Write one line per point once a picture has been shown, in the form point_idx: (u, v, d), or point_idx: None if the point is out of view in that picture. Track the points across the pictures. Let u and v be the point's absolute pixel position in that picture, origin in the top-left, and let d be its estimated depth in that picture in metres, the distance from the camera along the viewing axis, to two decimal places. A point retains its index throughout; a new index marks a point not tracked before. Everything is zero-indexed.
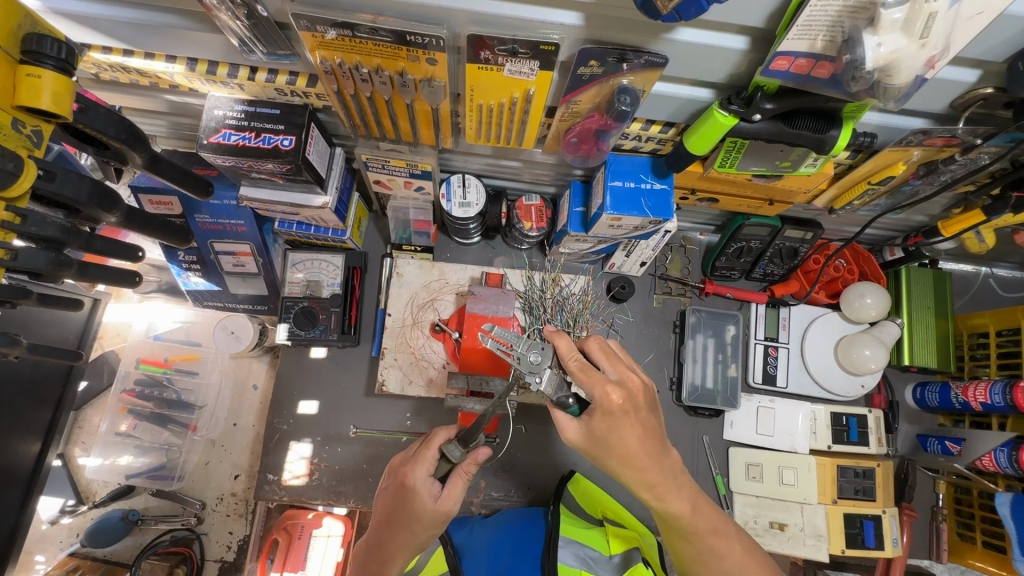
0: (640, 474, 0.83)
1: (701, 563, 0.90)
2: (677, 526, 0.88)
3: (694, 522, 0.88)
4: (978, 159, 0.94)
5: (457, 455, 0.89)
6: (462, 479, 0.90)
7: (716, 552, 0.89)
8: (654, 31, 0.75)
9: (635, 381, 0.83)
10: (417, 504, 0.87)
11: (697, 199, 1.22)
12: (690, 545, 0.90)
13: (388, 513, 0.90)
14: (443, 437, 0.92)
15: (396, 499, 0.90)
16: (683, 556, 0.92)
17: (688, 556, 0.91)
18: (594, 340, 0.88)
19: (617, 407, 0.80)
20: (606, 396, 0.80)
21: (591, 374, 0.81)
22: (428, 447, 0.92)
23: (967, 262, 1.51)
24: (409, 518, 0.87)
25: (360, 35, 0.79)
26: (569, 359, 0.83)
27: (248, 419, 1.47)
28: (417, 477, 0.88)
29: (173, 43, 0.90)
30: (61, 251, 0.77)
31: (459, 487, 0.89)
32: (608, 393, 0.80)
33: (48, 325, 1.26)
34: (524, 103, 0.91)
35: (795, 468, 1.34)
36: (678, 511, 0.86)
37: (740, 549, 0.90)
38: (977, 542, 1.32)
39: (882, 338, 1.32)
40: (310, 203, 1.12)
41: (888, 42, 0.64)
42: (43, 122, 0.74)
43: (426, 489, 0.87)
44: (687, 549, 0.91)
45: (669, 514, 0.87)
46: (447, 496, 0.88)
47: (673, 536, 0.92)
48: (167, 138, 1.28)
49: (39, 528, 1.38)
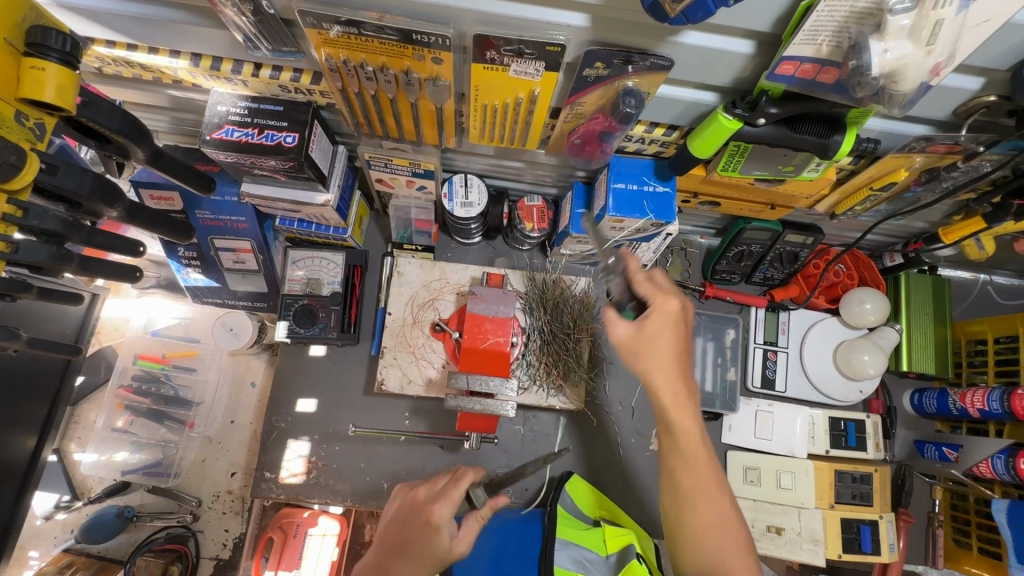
0: (666, 378, 0.84)
1: (690, 503, 0.83)
2: (679, 447, 0.84)
3: (692, 445, 0.84)
4: (980, 167, 0.95)
5: (481, 500, 0.93)
6: (476, 523, 0.92)
7: (701, 504, 0.83)
8: (659, 33, 0.75)
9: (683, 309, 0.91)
10: (436, 544, 0.86)
11: (699, 203, 1.22)
12: (687, 473, 0.84)
13: (403, 542, 0.87)
14: (472, 479, 0.94)
15: (413, 531, 0.88)
16: (673, 483, 0.85)
17: (681, 487, 0.84)
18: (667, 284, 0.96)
19: (671, 313, 0.86)
20: (665, 301, 0.87)
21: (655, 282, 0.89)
22: (457, 485, 0.92)
23: (965, 269, 1.52)
24: (423, 554, 0.86)
25: (365, 33, 0.79)
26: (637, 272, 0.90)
27: (245, 416, 1.46)
28: (443, 516, 0.88)
29: (177, 38, 0.89)
30: (63, 246, 0.77)
31: (472, 531, 0.91)
32: (669, 300, 0.87)
33: (47, 319, 1.25)
34: (529, 103, 0.91)
35: (793, 472, 1.34)
36: (686, 430, 0.84)
37: (718, 508, 0.83)
38: (973, 548, 1.32)
39: (880, 343, 1.33)
40: (312, 200, 1.11)
41: (895, 48, 0.65)
42: (47, 115, 0.73)
43: (448, 531, 0.87)
44: (682, 476, 0.84)
45: (679, 430, 0.84)
46: (461, 539, 0.90)
47: (670, 460, 0.86)
48: (168, 133, 1.27)
49: (33, 524, 1.37)
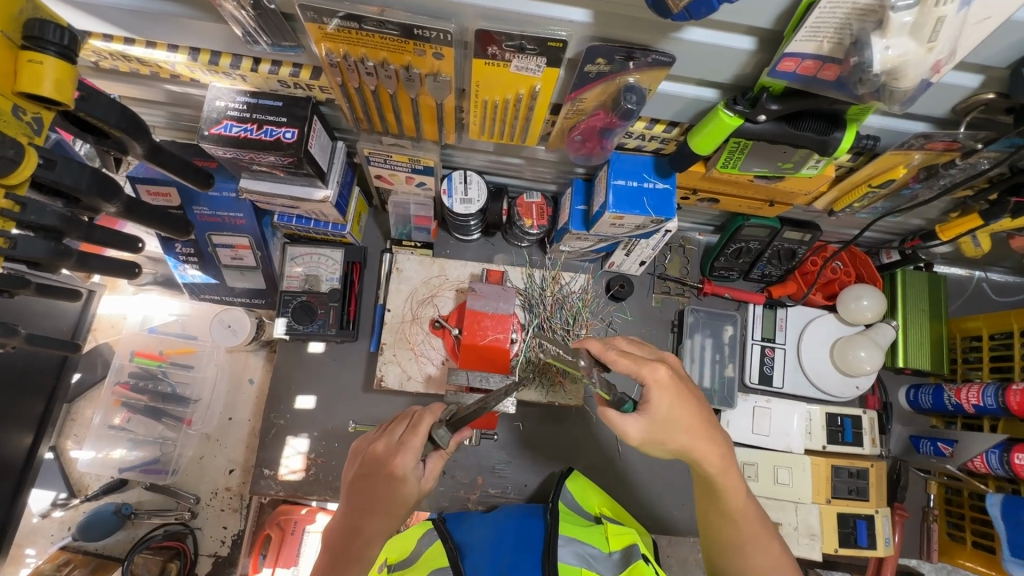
0: (708, 447, 0.84)
1: (750, 546, 0.89)
2: (724, 507, 0.89)
3: (733, 488, 0.87)
4: (978, 164, 0.96)
5: (445, 440, 0.90)
6: (440, 459, 0.92)
7: (750, 543, 0.90)
8: (662, 29, 0.75)
9: (672, 359, 0.91)
10: (404, 491, 0.85)
11: (698, 199, 1.23)
12: (733, 530, 0.90)
13: (367, 502, 0.85)
14: (430, 422, 0.90)
15: (376, 484, 0.86)
16: (719, 538, 0.92)
17: (724, 540, 0.91)
18: (624, 339, 0.94)
19: (667, 380, 0.84)
20: (655, 372, 0.84)
21: (635, 357, 0.86)
22: (416, 432, 0.88)
23: (961, 266, 1.53)
24: (393, 504, 0.85)
25: (366, 28, 0.79)
26: (607, 351, 0.89)
27: (243, 413, 1.45)
28: (406, 464, 0.86)
29: (175, 32, 0.89)
30: (61, 241, 0.77)
31: (438, 467, 0.91)
32: (657, 369, 0.84)
33: (41, 315, 1.24)
34: (530, 99, 0.91)
35: (790, 467, 1.35)
36: (731, 490, 0.87)
37: (776, 549, 0.90)
38: (967, 542, 1.34)
39: (876, 340, 1.35)
40: (311, 196, 1.11)
41: (896, 45, 0.65)
42: (44, 110, 0.73)
43: (414, 476, 0.86)
44: (726, 532, 0.91)
45: (723, 491, 0.87)
46: (427, 476, 0.90)
47: (713, 517, 0.92)
48: (166, 129, 1.26)
49: (30, 521, 1.36)
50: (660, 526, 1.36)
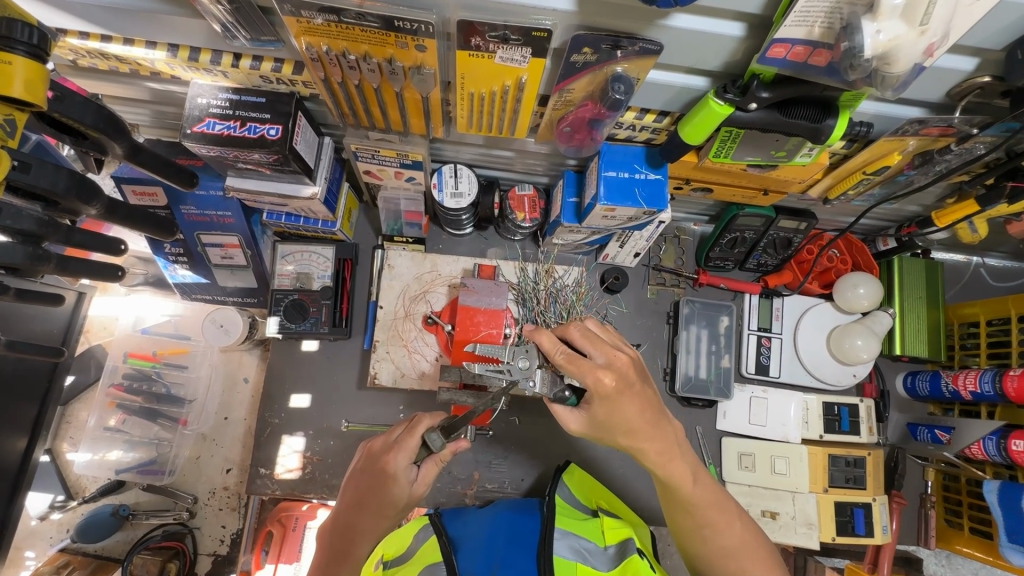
0: (655, 433, 0.85)
1: (706, 530, 0.89)
2: (678, 496, 0.88)
3: (677, 467, 0.87)
4: (974, 149, 0.94)
5: (439, 444, 0.88)
6: (435, 465, 0.90)
7: (716, 526, 0.89)
8: (649, 17, 0.73)
9: (622, 359, 0.85)
10: (395, 492, 0.85)
11: (691, 189, 1.21)
12: (691, 520, 0.90)
13: (359, 497, 0.86)
14: (427, 424, 0.89)
15: (368, 482, 0.86)
16: (681, 528, 0.92)
17: (686, 530, 0.91)
18: (575, 327, 0.88)
19: (611, 390, 0.82)
20: (599, 381, 0.81)
21: (579, 364, 0.81)
22: (411, 434, 0.88)
23: (958, 251, 1.52)
24: (383, 504, 0.85)
25: (346, 20, 0.77)
26: (556, 353, 0.82)
27: (239, 412, 1.45)
28: (398, 464, 0.85)
29: (153, 29, 0.87)
30: (40, 245, 0.75)
31: (432, 472, 0.89)
32: (600, 378, 0.81)
33: (31, 319, 1.23)
34: (517, 91, 0.89)
35: (787, 458, 1.35)
36: (679, 478, 0.87)
37: (740, 527, 0.90)
38: (964, 528, 1.34)
39: (875, 328, 1.32)
40: (298, 193, 1.09)
41: (887, 28, 0.64)
42: (17, 111, 0.71)
43: (406, 477, 0.85)
44: (685, 522, 0.91)
45: (670, 482, 0.88)
46: (420, 481, 0.88)
47: (673, 509, 0.92)
48: (150, 127, 1.25)
49: (28, 524, 1.36)
50: (657, 517, 1.36)
